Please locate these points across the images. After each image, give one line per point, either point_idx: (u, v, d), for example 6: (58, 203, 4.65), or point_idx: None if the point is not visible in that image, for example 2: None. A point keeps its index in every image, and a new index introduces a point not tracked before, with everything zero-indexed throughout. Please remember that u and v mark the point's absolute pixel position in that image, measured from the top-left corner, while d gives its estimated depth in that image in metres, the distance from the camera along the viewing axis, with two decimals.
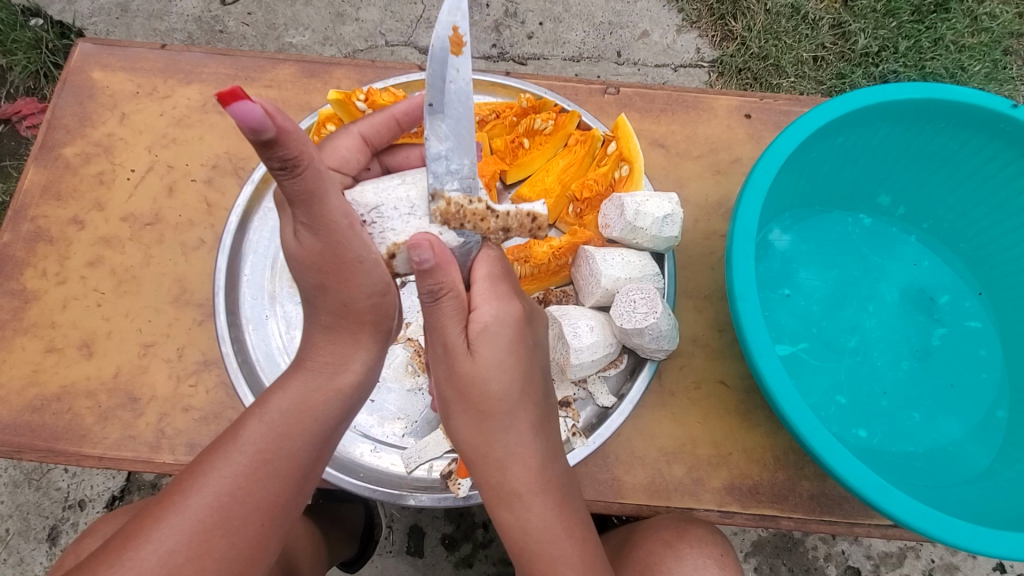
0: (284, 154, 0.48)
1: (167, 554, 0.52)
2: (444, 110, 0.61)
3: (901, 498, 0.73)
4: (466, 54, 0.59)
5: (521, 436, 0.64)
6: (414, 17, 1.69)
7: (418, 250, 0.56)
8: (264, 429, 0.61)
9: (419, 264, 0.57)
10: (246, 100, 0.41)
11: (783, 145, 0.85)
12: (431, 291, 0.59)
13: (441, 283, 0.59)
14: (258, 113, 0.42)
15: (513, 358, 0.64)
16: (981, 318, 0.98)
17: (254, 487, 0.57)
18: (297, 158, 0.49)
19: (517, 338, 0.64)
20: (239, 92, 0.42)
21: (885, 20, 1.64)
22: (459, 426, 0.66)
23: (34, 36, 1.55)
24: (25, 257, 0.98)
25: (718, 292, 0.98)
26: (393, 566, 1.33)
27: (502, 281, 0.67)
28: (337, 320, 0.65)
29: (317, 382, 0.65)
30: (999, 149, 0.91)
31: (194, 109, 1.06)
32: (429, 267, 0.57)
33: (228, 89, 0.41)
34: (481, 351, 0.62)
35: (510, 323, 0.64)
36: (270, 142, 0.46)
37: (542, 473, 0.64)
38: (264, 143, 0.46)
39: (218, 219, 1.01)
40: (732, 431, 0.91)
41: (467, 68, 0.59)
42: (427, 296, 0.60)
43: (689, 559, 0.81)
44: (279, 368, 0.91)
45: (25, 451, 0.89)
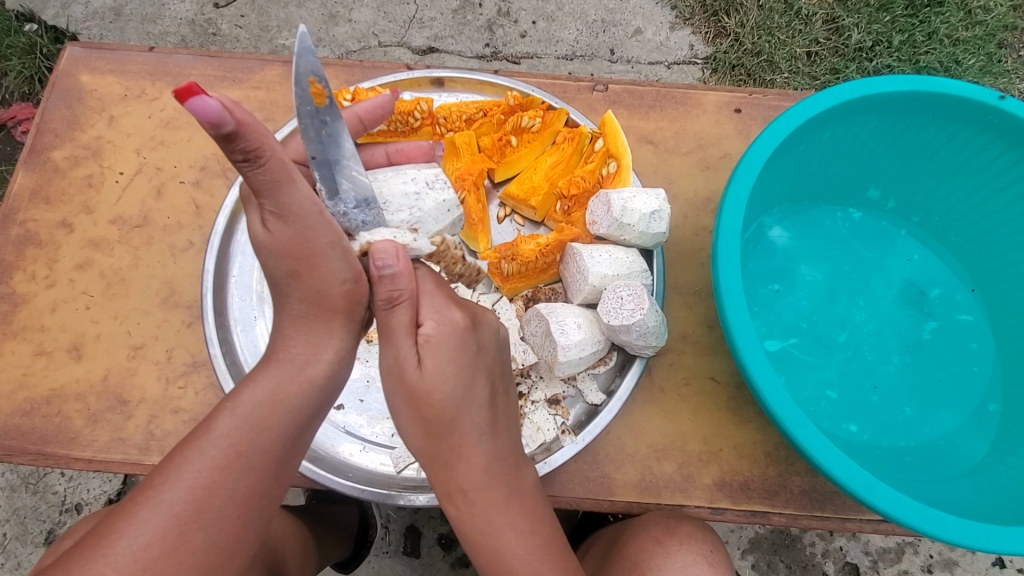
0: (247, 146, 0.49)
1: (143, 547, 0.50)
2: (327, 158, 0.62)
3: (889, 493, 0.72)
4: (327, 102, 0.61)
5: None
6: (406, 18, 1.69)
7: (381, 255, 0.59)
8: (240, 420, 0.58)
9: (381, 268, 0.59)
10: (202, 95, 0.43)
11: (769, 139, 0.84)
12: (389, 298, 0.60)
13: (402, 290, 0.60)
14: (215, 106, 0.44)
15: (475, 358, 0.64)
16: (973, 312, 0.98)
17: (230, 478, 0.55)
18: (259, 149, 0.50)
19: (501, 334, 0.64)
20: (195, 88, 0.44)
21: (879, 15, 1.63)
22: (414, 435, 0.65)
23: (27, 41, 1.56)
24: (14, 261, 0.98)
25: (708, 288, 0.98)
26: (389, 566, 1.32)
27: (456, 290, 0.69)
28: (319, 321, 0.64)
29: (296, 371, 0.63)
30: (987, 141, 0.91)
31: (182, 112, 1.06)
32: (390, 272, 0.59)
33: (183, 86, 0.43)
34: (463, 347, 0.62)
35: None
36: (230, 136, 0.47)
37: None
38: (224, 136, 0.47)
39: (206, 221, 1.01)
40: (721, 427, 0.91)
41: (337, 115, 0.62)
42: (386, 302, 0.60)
43: (677, 556, 0.81)
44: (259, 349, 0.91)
45: (15, 454, 0.89)
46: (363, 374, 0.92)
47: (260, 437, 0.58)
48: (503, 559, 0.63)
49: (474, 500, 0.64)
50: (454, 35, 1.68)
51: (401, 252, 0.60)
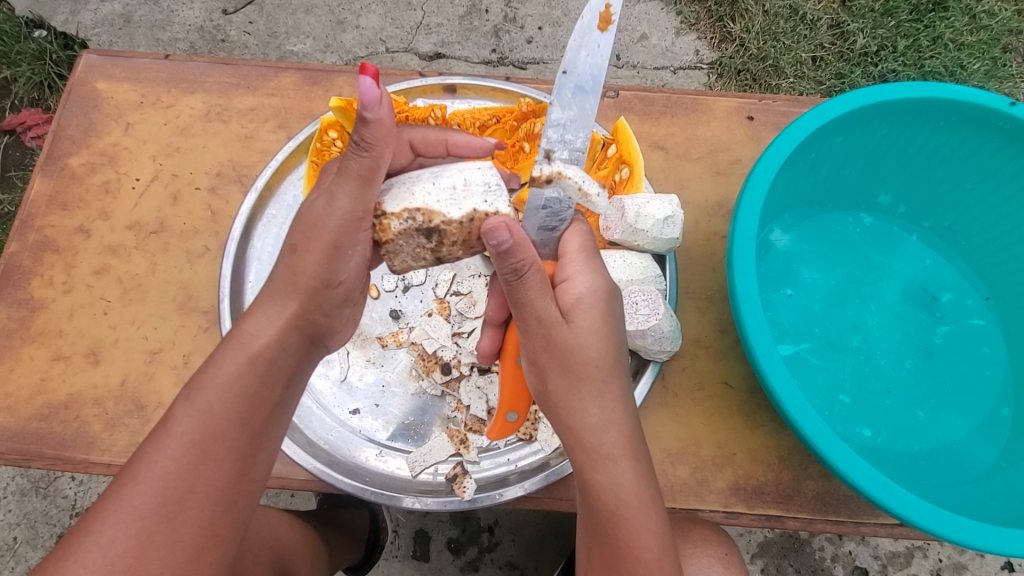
0: (367, 136, 0.59)
1: None
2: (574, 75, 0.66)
3: (905, 496, 0.73)
4: (610, 32, 0.66)
5: None
6: (413, 24, 1.70)
7: (494, 233, 0.58)
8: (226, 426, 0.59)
9: (497, 246, 0.59)
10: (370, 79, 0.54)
11: (783, 145, 0.85)
12: (514, 271, 0.60)
13: (524, 261, 0.60)
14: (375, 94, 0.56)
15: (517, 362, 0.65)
16: (985, 316, 0.98)
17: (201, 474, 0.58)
18: (373, 143, 0.60)
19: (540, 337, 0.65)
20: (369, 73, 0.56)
21: (884, 20, 1.64)
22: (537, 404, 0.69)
23: (38, 47, 1.57)
24: (32, 267, 0.99)
25: (720, 292, 0.98)
26: (399, 570, 1.33)
27: (595, 254, 0.69)
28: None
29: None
30: (999, 146, 0.92)
31: (197, 118, 1.07)
32: (507, 248, 0.59)
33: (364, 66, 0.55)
34: None
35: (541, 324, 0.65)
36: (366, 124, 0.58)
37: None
38: (365, 121, 0.58)
39: (222, 227, 1.02)
40: (735, 431, 0.91)
41: (608, 43, 0.66)
42: (508, 275, 0.61)
43: (694, 559, 0.83)
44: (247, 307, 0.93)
45: (33, 459, 0.89)
46: (379, 379, 0.93)
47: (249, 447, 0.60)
48: None
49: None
50: (461, 41, 1.69)
51: (512, 228, 0.60)
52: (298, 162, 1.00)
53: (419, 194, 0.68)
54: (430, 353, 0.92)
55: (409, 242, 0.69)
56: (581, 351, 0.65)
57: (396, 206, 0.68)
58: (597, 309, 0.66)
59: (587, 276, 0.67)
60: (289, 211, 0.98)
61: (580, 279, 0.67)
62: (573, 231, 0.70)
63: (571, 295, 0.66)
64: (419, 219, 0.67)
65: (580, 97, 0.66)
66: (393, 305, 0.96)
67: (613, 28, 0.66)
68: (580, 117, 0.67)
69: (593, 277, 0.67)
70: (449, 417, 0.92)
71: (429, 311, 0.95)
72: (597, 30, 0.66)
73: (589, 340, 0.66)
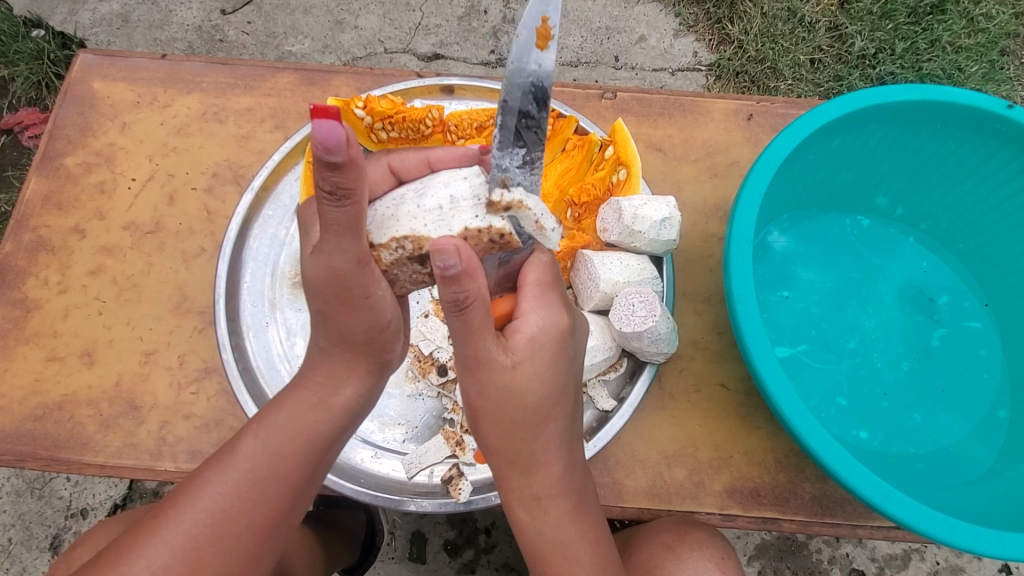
0: (342, 181, 0.48)
1: None
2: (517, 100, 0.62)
3: (901, 499, 0.73)
4: (551, 49, 0.61)
5: (541, 436, 0.66)
6: (412, 25, 1.70)
7: (443, 255, 0.54)
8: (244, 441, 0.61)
9: (444, 270, 0.54)
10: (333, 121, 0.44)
11: (780, 147, 0.85)
12: (458, 298, 0.57)
13: (467, 292, 0.56)
14: (338, 134, 0.45)
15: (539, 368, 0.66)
16: (982, 319, 0.98)
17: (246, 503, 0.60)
18: (350, 187, 0.49)
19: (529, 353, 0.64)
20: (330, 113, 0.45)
21: (882, 22, 1.64)
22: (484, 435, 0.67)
23: (36, 47, 1.57)
24: (27, 267, 0.98)
25: (717, 294, 0.98)
26: (395, 572, 1.32)
27: (552, 290, 0.68)
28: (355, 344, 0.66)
29: (319, 395, 0.66)
30: (995, 149, 0.92)
31: (194, 118, 1.06)
32: (454, 273, 0.55)
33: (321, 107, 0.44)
34: (507, 362, 0.63)
35: (525, 335, 0.64)
36: (338, 168, 0.47)
37: (546, 478, 0.67)
38: (332, 167, 0.47)
39: (218, 228, 1.01)
40: (732, 433, 0.91)
41: (550, 62, 0.61)
42: (450, 306, 0.57)
43: (690, 563, 0.82)
44: (280, 378, 0.91)
45: (27, 460, 0.89)
46: None
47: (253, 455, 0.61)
48: None
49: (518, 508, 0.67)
50: (460, 42, 1.69)
51: (463, 251, 0.55)
52: (294, 163, 1.00)
53: (406, 217, 0.63)
54: (427, 354, 0.91)
55: (403, 271, 0.66)
56: (527, 390, 0.64)
57: (383, 236, 0.64)
58: (548, 348, 0.65)
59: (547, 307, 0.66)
60: (285, 212, 0.98)
61: (534, 317, 0.66)
62: (531, 264, 0.69)
63: (523, 334, 0.65)
64: (411, 248, 0.63)
65: (527, 122, 0.63)
66: None
67: (553, 47, 0.60)
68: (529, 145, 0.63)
69: (548, 315, 0.66)
70: (445, 419, 0.92)
71: (426, 313, 0.95)
72: (536, 49, 0.61)
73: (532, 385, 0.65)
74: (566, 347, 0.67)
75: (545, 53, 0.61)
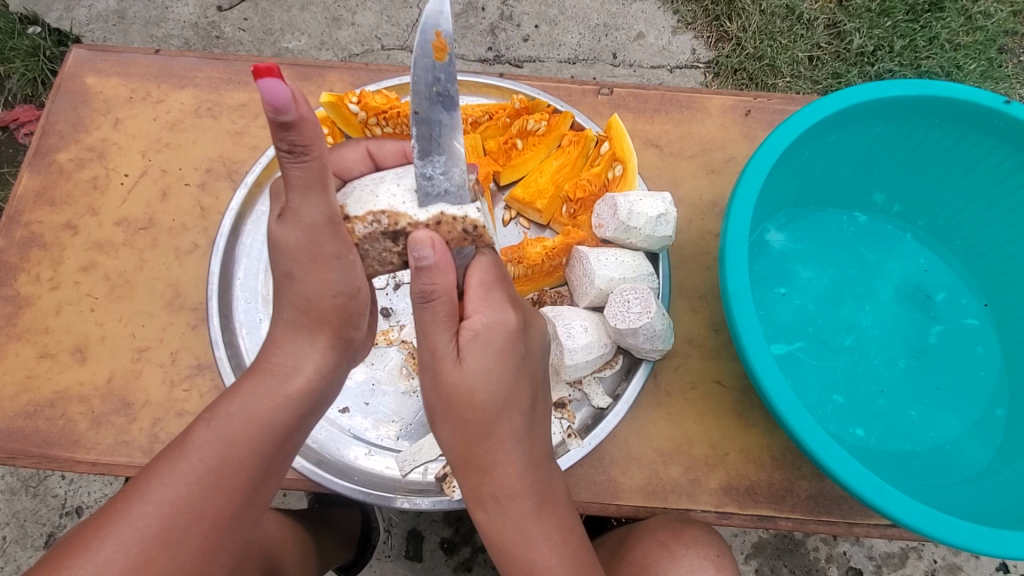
0: (297, 139, 0.50)
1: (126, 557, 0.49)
2: (426, 120, 0.59)
3: (898, 497, 0.72)
4: (450, 60, 0.57)
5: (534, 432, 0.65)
6: (409, 22, 1.69)
7: (418, 246, 0.59)
8: (223, 439, 0.58)
9: (418, 260, 0.59)
10: (277, 79, 0.45)
11: (776, 143, 0.84)
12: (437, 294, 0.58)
13: (434, 286, 0.60)
14: (283, 92, 0.46)
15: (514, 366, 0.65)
16: (979, 316, 0.98)
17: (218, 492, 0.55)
18: (307, 145, 0.51)
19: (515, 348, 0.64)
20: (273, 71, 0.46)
21: (880, 20, 1.64)
22: (443, 434, 0.67)
23: (31, 43, 1.56)
24: (19, 263, 0.98)
25: (714, 291, 0.98)
26: (391, 570, 1.32)
27: (496, 287, 0.66)
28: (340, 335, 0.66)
29: None
30: (993, 145, 0.91)
31: (187, 114, 1.06)
32: (428, 265, 0.59)
33: (264, 66, 0.45)
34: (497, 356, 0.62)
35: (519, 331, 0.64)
36: (289, 128, 0.49)
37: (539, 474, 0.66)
38: (283, 126, 0.48)
39: (212, 223, 1.01)
40: (728, 430, 0.91)
41: (452, 75, 0.57)
42: (416, 298, 0.61)
43: (686, 561, 0.81)
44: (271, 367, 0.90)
45: (18, 457, 0.88)
46: (369, 378, 0.91)
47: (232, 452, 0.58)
48: (524, 561, 0.64)
49: (478, 511, 0.66)
50: (458, 39, 1.68)
51: (438, 244, 0.60)
52: None
53: (383, 195, 0.64)
54: None
55: (375, 246, 0.65)
56: (474, 390, 0.63)
57: (359, 209, 0.63)
58: (494, 345, 0.63)
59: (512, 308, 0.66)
60: None
61: (483, 316, 0.64)
62: (475, 265, 0.67)
63: (485, 330, 0.63)
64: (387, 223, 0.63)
65: (441, 137, 0.60)
66: (384, 303, 0.95)
67: (451, 54, 0.56)
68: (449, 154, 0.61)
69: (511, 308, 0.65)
70: None
71: None
72: (436, 61, 0.57)
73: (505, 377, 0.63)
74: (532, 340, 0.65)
75: (445, 65, 0.57)
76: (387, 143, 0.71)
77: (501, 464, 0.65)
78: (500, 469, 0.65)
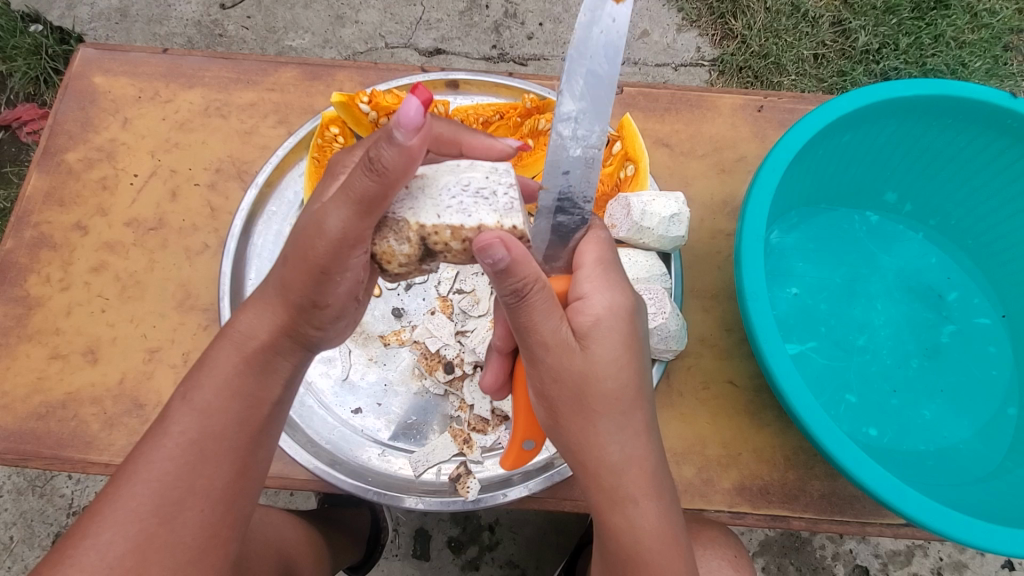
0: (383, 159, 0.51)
1: None
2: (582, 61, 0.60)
3: (914, 498, 0.72)
4: (626, 5, 0.59)
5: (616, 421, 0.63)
6: (413, 19, 1.68)
7: (489, 250, 0.54)
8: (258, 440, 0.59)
9: (494, 265, 0.55)
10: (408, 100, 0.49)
11: (791, 142, 0.84)
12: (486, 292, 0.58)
13: (524, 280, 0.56)
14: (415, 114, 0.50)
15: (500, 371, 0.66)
16: (990, 315, 0.98)
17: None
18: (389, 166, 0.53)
19: (620, 338, 0.62)
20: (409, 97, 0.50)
21: (886, 17, 1.63)
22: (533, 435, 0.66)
23: (33, 41, 1.54)
24: (29, 264, 0.98)
25: (726, 291, 0.98)
26: (399, 570, 1.32)
27: (607, 269, 0.64)
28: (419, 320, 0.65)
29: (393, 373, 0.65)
30: (1006, 144, 0.91)
31: (196, 113, 1.05)
32: (504, 266, 0.55)
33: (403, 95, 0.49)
34: (593, 346, 0.61)
35: (613, 320, 0.62)
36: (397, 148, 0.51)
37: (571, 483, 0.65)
38: (388, 138, 0.50)
39: (222, 224, 1.00)
40: (740, 430, 0.91)
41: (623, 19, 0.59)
42: (509, 296, 0.57)
43: (702, 561, 0.84)
44: None
45: (30, 458, 0.88)
46: (381, 377, 0.92)
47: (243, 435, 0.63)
48: None
49: None
50: (461, 37, 1.67)
51: (509, 242, 0.55)
52: (298, 159, 0.99)
53: (401, 205, 0.61)
54: (433, 351, 0.91)
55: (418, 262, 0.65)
56: None
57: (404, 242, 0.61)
58: (618, 331, 0.62)
59: (605, 295, 0.63)
60: (290, 208, 0.97)
61: (597, 297, 0.62)
62: (589, 240, 0.65)
63: (588, 316, 0.62)
64: (414, 239, 0.60)
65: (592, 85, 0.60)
66: (396, 303, 0.95)
67: (630, 0, 0.59)
68: (592, 108, 0.60)
69: (613, 295, 0.63)
70: (451, 417, 0.91)
71: (433, 309, 0.95)
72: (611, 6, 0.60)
73: (608, 368, 0.62)
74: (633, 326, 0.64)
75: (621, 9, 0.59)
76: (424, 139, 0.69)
77: (576, 462, 0.65)
78: (604, 473, 0.64)
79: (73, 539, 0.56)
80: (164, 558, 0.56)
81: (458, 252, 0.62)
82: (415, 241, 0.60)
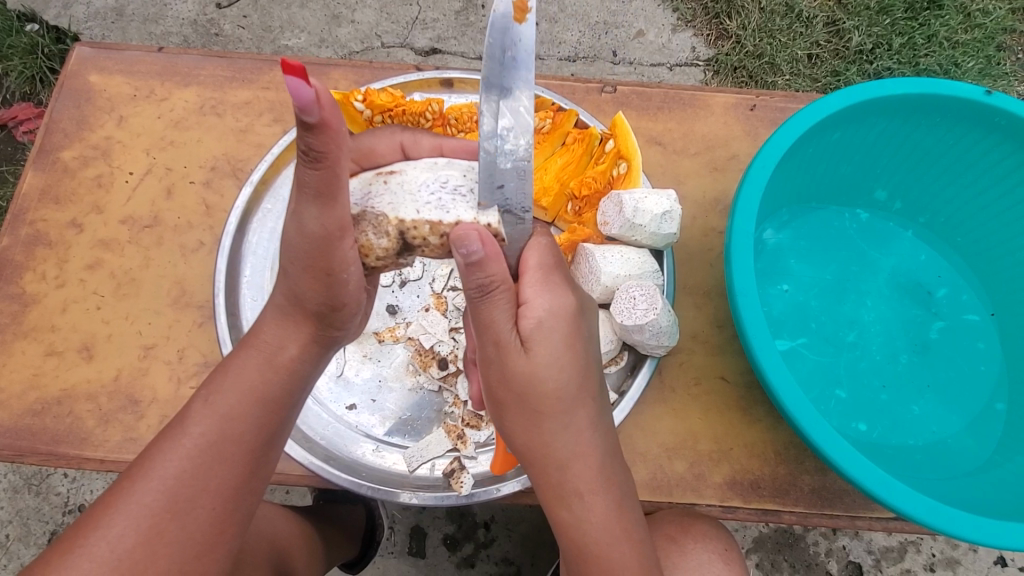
0: (314, 143, 0.49)
1: None
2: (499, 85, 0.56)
3: (902, 491, 0.73)
4: (529, 20, 0.54)
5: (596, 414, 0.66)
6: (409, 19, 1.69)
7: (466, 241, 0.56)
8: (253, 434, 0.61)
9: (466, 256, 0.56)
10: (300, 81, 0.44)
11: (782, 140, 0.85)
12: (477, 287, 0.58)
13: (491, 277, 0.57)
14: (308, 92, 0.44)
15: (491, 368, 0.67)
16: (979, 311, 0.99)
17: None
18: (324, 152, 0.50)
19: (562, 338, 0.63)
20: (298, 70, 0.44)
21: (879, 18, 1.64)
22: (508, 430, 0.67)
23: (29, 41, 1.55)
24: (24, 261, 0.98)
25: (718, 287, 0.98)
26: (395, 567, 1.32)
27: (554, 271, 0.65)
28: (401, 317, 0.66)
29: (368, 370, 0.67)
30: (994, 142, 0.92)
31: (191, 112, 1.06)
32: (477, 259, 0.56)
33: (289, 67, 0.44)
34: (537, 350, 0.62)
35: (555, 321, 0.63)
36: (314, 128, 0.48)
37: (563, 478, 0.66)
38: (307, 127, 0.48)
39: (217, 221, 1.01)
40: (732, 425, 0.91)
41: (530, 34, 0.54)
42: (474, 291, 0.58)
43: (694, 555, 0.84)
44: None
45: (26, 455, 0.88)
46: (376, 374, 0.92)
47: (240, 431, 0.64)
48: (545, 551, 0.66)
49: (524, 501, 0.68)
50: (457, 37, 1.68)
51: (485, 237, 0.57)
52: (293, 157, 0.99)
53: (380, 201, 0.63)
54: (427, 348, 0.92)
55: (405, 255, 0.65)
56: None
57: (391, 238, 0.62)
58: (557, 332, 0.63)
59: (546, 297, 0.63)
60: (284, 205, 0.98)
61: (538, 301, 0.63)
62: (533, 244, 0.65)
63: (531, 320, 0.62)
64: (394, 234, 0.62)
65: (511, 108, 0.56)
66: (390, 300, 0.96)
67: (530, 16, 0.54)
68: (518, 123, 0.56)
69: (554, 297, 0.63)
70: (446, 413, 0.92)
71: (427, 306, 0.95)
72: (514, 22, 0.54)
73: (549, 370, 0.63)
74: (575, 328, 0.64)
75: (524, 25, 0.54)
76: (416, 135, 0.70)
77: (567, 457, 0.65)
78: None
79: (84, 530, 0.57)
80: (172, 551, 0.58)
81: (437, 248, 0.63)
82: (394, 235, 0.62)
